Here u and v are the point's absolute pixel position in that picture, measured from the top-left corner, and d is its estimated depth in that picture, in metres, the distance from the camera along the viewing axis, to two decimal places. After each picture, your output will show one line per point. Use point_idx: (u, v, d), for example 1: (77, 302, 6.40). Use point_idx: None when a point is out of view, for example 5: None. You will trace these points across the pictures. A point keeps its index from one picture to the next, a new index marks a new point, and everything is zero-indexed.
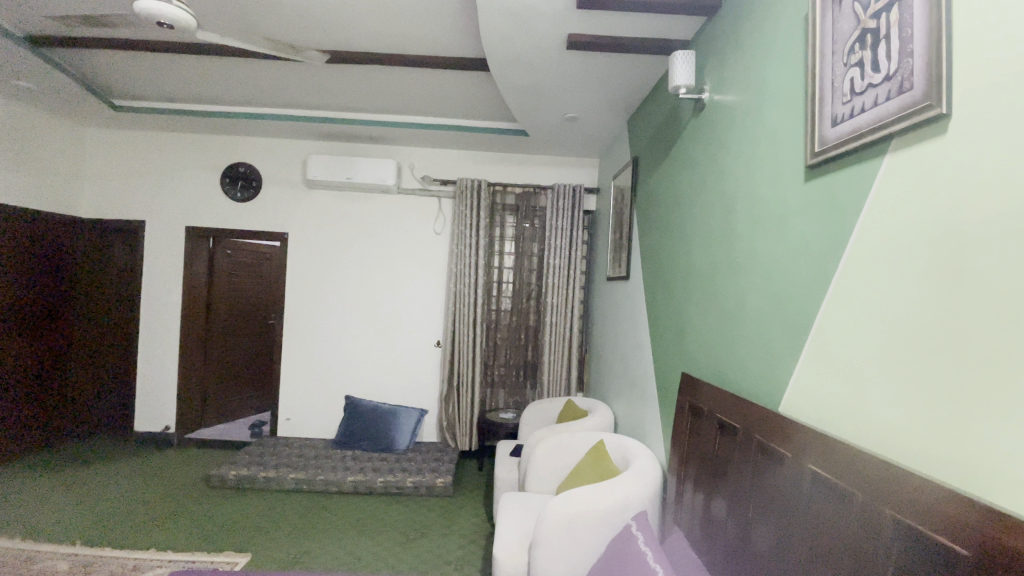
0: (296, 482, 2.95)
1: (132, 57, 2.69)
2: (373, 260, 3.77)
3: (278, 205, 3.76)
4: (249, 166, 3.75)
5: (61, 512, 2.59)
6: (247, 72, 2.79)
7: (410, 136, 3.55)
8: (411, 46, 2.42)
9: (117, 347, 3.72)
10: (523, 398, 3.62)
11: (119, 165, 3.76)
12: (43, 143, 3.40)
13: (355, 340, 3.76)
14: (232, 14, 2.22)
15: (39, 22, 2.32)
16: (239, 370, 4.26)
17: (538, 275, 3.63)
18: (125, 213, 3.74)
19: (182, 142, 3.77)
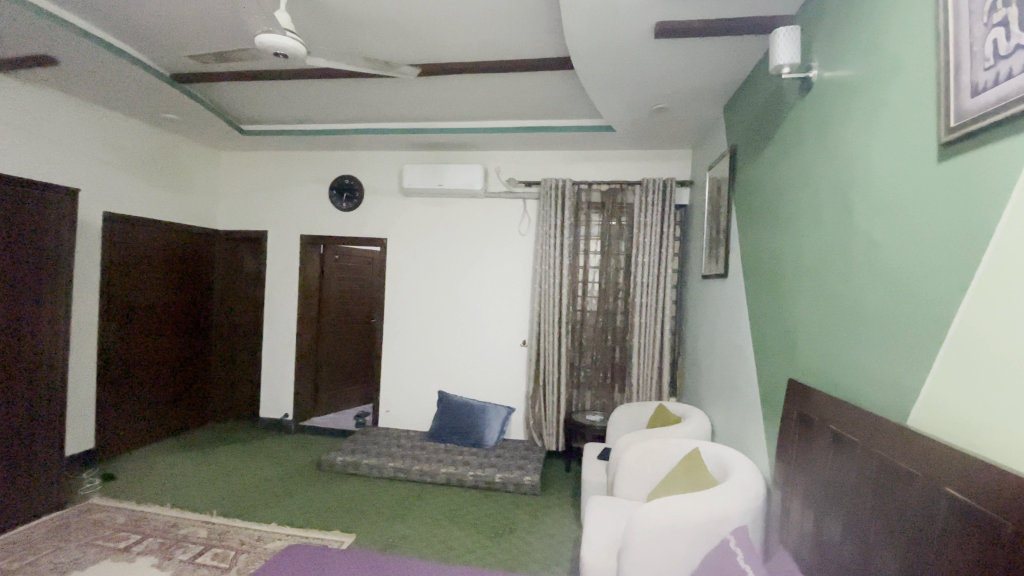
0: (394, 471, 3.17)
1: (253, 86, 3.06)
2: (462, 262, 3.92)
3: (377, 213, 4.05)
4: (352, 178, 4.10)
5: (202, 486, 3.03)
6: (347, 91, 3.04)
7: (496, 141, 3.64)
8: (495, 52, 2.49)
9: (246, 343, 4.29)
10: (611, 401, 3.54)
11: (246, 182, 4.31)
12: (185, 166, 4.02)
13: (445, 339, 3.94)
14: (335, 38, 2.44)
15: (180, 60, 2.74)
16: (346, 365, 4.67)
17: (626, 274, 3.53)
18: (252, 224, 4.28)
19: (297, 159, 4.21)
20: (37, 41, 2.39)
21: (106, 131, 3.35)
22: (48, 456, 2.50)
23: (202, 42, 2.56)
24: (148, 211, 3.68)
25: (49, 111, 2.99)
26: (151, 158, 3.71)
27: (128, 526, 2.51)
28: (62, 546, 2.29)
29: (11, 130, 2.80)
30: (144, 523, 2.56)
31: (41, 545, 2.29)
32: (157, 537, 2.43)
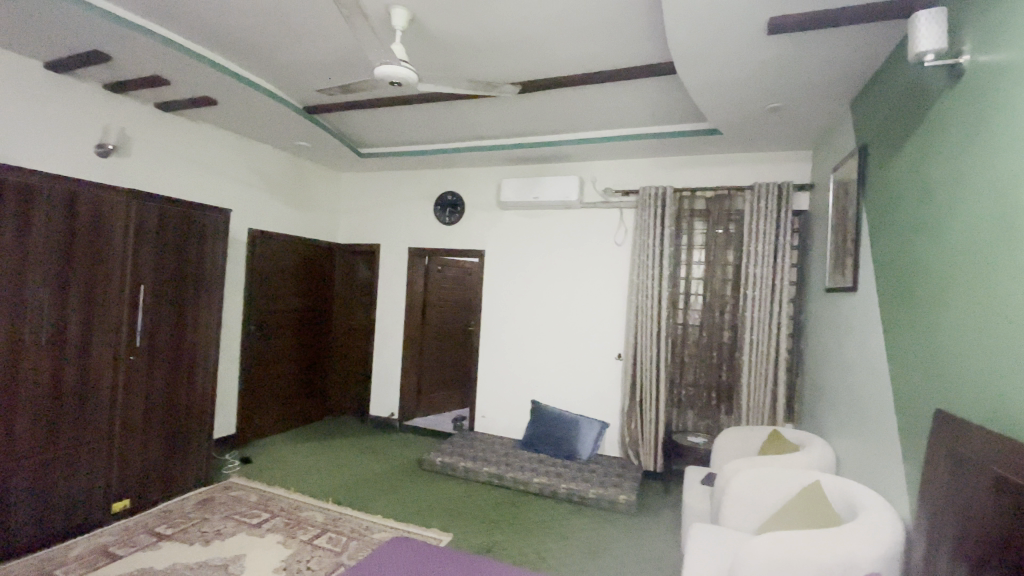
0: (488, 476, 3.26)
1: (370, 113, 3.39)
2: (557, 272, 3.94)
3: (477, 225, 4.24)
4: (455, 193, 4.34)
5: (318, 474, 3.37)
6: (451, 112, 3.24)
7: (593, 151, 3.63)
8: (594, 63, 2.50)
9: (360, 347, 4.72)
10: (715, 422, 3.31)
11: (363, 200, 4.76)
12: (313, 187, 4.55)
13: (539, 348, 3.98)
14: (442, 64, 2.63)
15: (311, 93, 3.14)
16: (446, 370, 4.90)
17: (734, 287, 3.29)
18: (367, 238, 4.72)
19: (406, 177, 4.56)
20: (206, 88, 2.89)
21: (252, 160, 3.93)
22: (199, 441, 2.95)
23: (328, 76, 2.91)
24: (283, 228, 4.23)
25: (209, 145, 3.60)
26: (287, 182, 4.27)
27: (261, 504, 2.87)
28: (208, 517, 2.68)
29: (180, 163, 3.41)
30: (272, 503, 2.90)
31: (193, 515, 2.70)
32: (284, 517, 2.74)
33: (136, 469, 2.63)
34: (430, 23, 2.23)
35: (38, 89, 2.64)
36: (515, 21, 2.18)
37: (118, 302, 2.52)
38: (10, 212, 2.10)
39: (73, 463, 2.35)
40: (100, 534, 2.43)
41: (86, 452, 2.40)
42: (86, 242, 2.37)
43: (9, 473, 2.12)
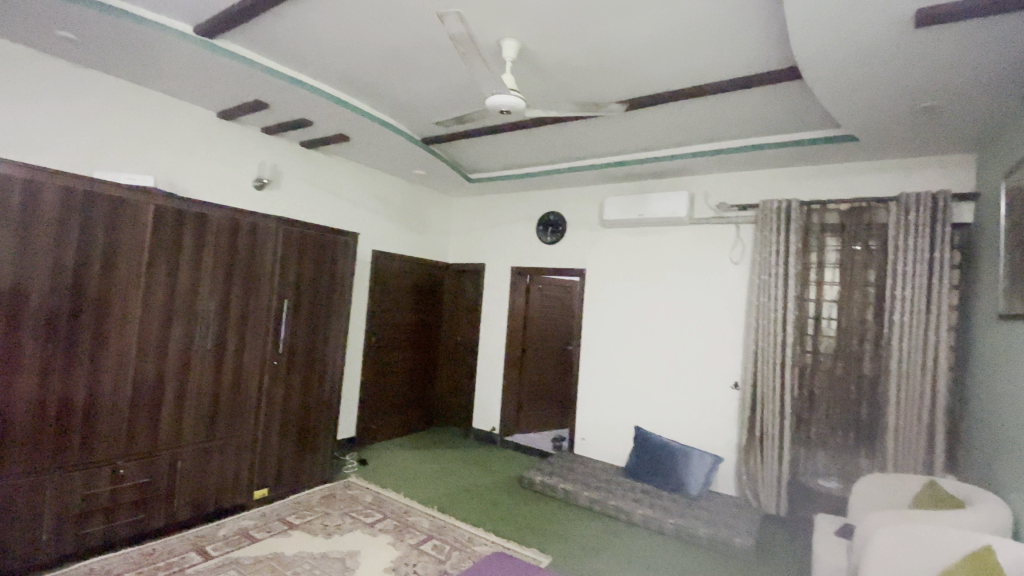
0: (589, 500, 3.19)
1: (481, 140, 3.60)
2: (664, 292, 3.79)
3: (580, 245, 4.25)
4: (558, 213, 4.40)
5: (426, 482, 3.55)
6: (557, 134, 3.32)
7: (705, 165, 3.46)
8: (707, 75, 2.41)
9: (465, 361, 4.93)
10: (853, 465, 2.89)
11: (471, 221, 5.03)
12: (427, 211, 4.92)
13: (644, 371, 3.84)
14: (550, 89, 2.72)
15: (429, 125, 3.42)
16: (546, 389, 4.91)
17: (877, 311, 2.89)
18: (474, 258, 4.96)
19: (512, 199, 4.74)
20: (343, 126, 3.30)
21: (376, 189, 4.38)
22: (325, 441, 3.28)
23: (444, 109, 3.16)
24: (401, 249, 4.61)
25: (343, 177, 4.08)
26: (405, 207, 4.66)
27: (374, 505, 3.09)
28: (329, 512, 2.95)
29: (318, 193, 3.90)
30: (384, 505, 3.11)
31: (317, 508, 2.99)
32: (394, 520, 2.92)
33: (274, 461, 2.99)
34: (541, 52, 2.33)
35: (216, 135, 3.23)
36: (624, 42, 2.19)
37: (267, 313, 2.92)
38: (190, 236, 2.55)
39: (225, 450, 2.74)
40: (242, 517, 2.78)
41: (235, 442, 2.80)
42: (244, 260, 2.79)
43: (177, 453, 2.54)
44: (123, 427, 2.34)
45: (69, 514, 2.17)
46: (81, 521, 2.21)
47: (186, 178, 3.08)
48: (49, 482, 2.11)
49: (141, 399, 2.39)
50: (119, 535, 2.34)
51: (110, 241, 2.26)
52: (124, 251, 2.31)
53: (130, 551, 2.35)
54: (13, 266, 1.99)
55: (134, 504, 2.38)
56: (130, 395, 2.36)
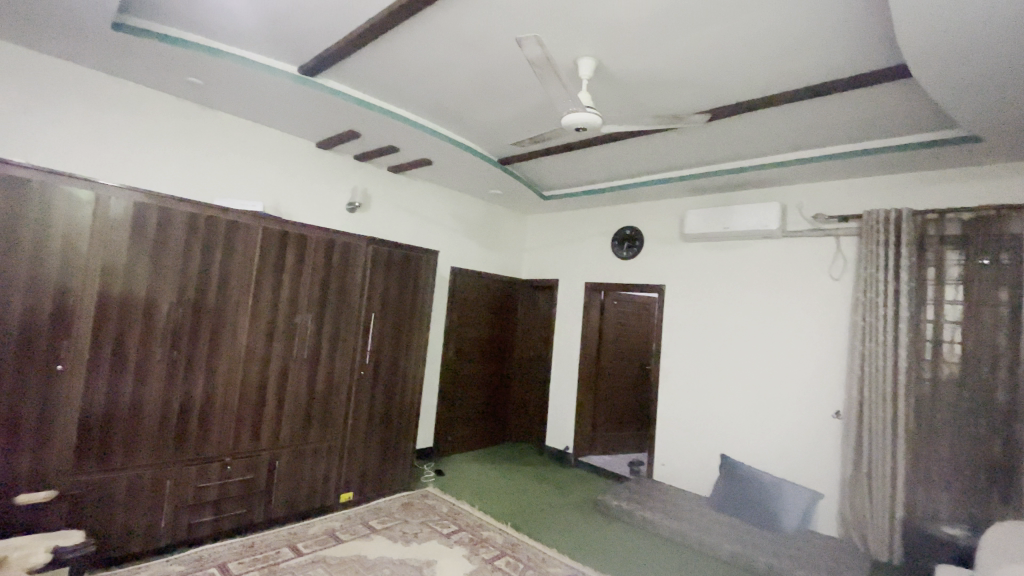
0: (670, 530, 3.04)
1: (557, 158, 3.66)
2: (752, 310, 3.57)
3: (658, 261, 4.14)
4: (634, 228, 4.33)
5: (500, 496, 3.57)
6: (634, 148, 3.30)
7: (797, 174, 3.25)
8: (798, 78, 2.29)
9: (539, 377, 4.94)
10: (986, 513, 2.50)
11: (546, 238, 5.08)
12: (503, 229, 5.05)
13: (729, 393, 3.62)
14: (627, 104, 2.72)
15: (506, 146, 3.54)
16: (622, 409, 4.75)
17: (1013, 334, 2.51)
18: (548, 274, 4.99)
19: (587, 215, 4.73)
20: (427, 151, 3.51)
21: (456, 208, 4.58)
22: (404, 450, 3.43)
23: (521, 130, 3.25)
24: (477, 266, 4.76)
25: (425, 198, 4.32)
26: (482, 225, 4.82)
27: (451, 517, 3.16)
28: (408, 520, 3.06)
29: (403, 214, 4.15)
30: (459, 517, 3.17)
31: (397, 516, 3.12)
32: (469, 533, 2.97)
33: (358, 467, 3.17)
34: (616, 68, 2.34)
35: (315, 164, 3.57)
36: (704, 51, 2.15)
37: (356, 326, 3.13)
38: (291, 255, 2.82)
39: (316, 453, 2.95)
40: (329, 519, 2.97)
41: (325, 446, 3.00)
42: (336, 277, 3.03)
43: (275, 454, 2.77)
44: (231, 427, 2.59)
45: (185, 503, 2.43)
46: (194, 510, 2.46)
47: (290, 203, 3.43)
48: (171, 473, 2.39)
49: (246, 402, 2.65)
50: (225, 526, 2.58)
51: (225, 260, 2.55)
52: (236, 269, 2.59)
53: (233, 542, 2.59)
54: (150, 282, 2.30)
55: (238, 498, 2.62)
56: (238, 398, 2.62)
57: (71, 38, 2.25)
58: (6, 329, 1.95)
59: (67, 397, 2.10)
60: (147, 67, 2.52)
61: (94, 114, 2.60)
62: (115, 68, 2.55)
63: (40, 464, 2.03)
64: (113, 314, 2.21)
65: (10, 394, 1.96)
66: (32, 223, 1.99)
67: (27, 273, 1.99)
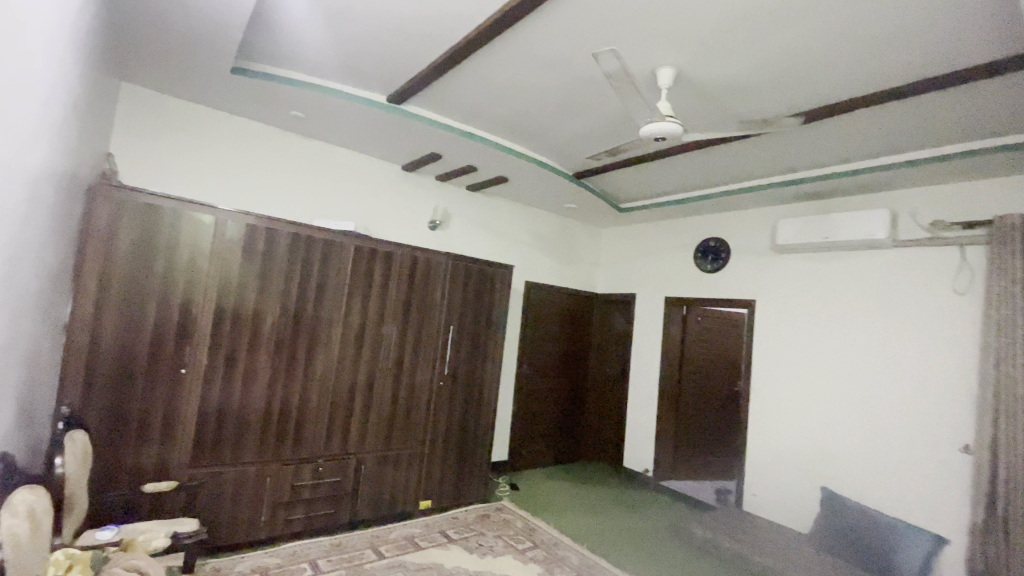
0: (762, 566, 2.81)
1: (633, 169, 3.60)
2: (856, 328, 3.24)
3: (745, 274, 3.90)
4: (719, 239, 4.12)
5: (575, 516, 3.50)
6: (716, 157, 3.16)
7: (907, 177, 2.93)
8: (906, 72, 2.08)
9: (614, 394, 4.81)
10: None
11: (622, 252, 4.99)
12: (578, 243, 5.03)
13: (830, 418, 3.29)
14: (709, 111, 2.62)
15: (581, 160, 3.55)
16: (704, 436, 4.24)
17: None
18: (626, 288, 4.88)
19: (666, 227, 4.58)
20: (504, 168, 3.61)
21: (531, 223, 4.64)
22: (480, 461, 3.48)
23: (597, 143, 3.25)
24: (552, 280, 4.78)
25: (502, 214, 4.43)
26: (557, 239, 4.84)
27: (525, 533, 3.14)
28: (483, 532, 3.09)
29: (480, 230, 4.28)
30: (534, 534, 3.15)
31: (473, 527, 3.16)
32: (543, 550, 2.93)
33: (436, 476, 3.25)
34: (698, 74, 2.27)
35: (401, 184, 3.80)
36: (794, 52, 2.03)
37: (435, 338, 3.26)
38: (378, 270, 3.00)
39: (397, 460, 3.08)
40: (408, 525, 3.09)
41: (406, 454, 3.11)
42: (418, 291, 3.18)
43: (362, 458, 2.93)
44: (323, 431, 2.79)
45: (281, 500, 2.63)
46: (289, 507, 2.66)
47: (378, 222, 3.67)
48: (270, 471, 2.60)
49: (337, 407, 2.84)
50: (316, 524, 2.76)
51: (320, 276, 2.78)
52: (330, 283, 2.81)
53: (322, 540, 2.77)
54: (256, 296, 2.56)
55: (328, 499, 2.79)
56: (329, 405, 2.81)
57: (200, 84, 2.60)
58: (142, 336, 2.25)
59: (190, 397, 2.38)
60: (260, 105, 2.84)
61: (220, 150, 2.99)
62: (235, 107, 2.91)
63: (165, 457, 2.31)
64: (228, 325, 2.48)
65: (148, 392, 2.26)
66: (164, 245, 2.30)
67: (159, 288, 2.29)
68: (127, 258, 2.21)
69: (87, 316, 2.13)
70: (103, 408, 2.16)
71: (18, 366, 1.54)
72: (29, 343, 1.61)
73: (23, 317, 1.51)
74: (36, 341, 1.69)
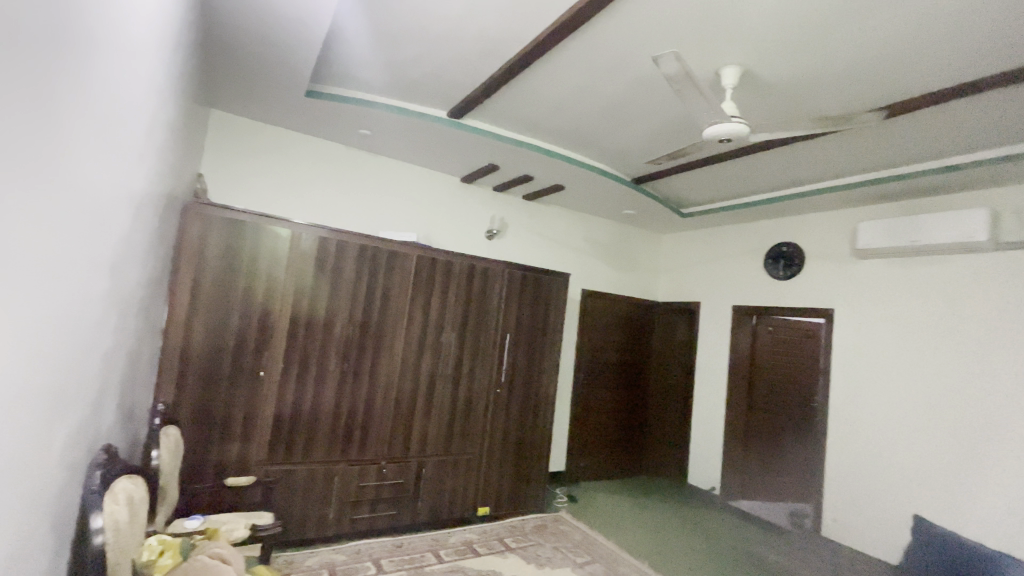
0: None
1: (696, 173, 3.48)
2: (953, 340, 2.93)
3: (821, 281, 3.65)
4: (792, 244, 3.89)
5: (636, 532, 3.39)
6: (786, 157, 2.99)
7: (1014, 172, 2.62)
8: (1009, 56, 1.87)
9: (678, 407, 4.63)
10: None
11: (686, 259, 4.82)
12: (639, 250, 4.93)
13: (922, 440, 2.98)
14: (778, 110, 2.49)
15: (641, 165, 3.48)
16: (773, 459, 3.78)
17: None
18: (689, 297, 4.71)
19: (732, 233, 4.38)
20: (562, 177, 3.61)
21: (589, 231, 4.61)
22: (538, 470, 3.47)
23: (657, 148, 3.18)
24: (611, 289, 4.71)
25: (560, 222, 4.43)
26: (616, 247, 4.77)
27: (584, 546, 3.08)
28: (541, 542, 3.07)
29: (537, 239, 4.30)
30: (593, 548, 3.08)
31: (531, 536, 3.15)
32: (603, 565, 2.86)
33: (495, 483, 3.28)
34: (766, 72, 2.17)
35: (461, 195, 3.91)
36: (872, 43, 1.89)
37: (493, 346, 3.30)
38: (439, 279, 3.09)
39: (457, 466, 3.13)
40: (468, 530, 3.13)
41: (465, 459, 3.16)
42: (476, 300, 3.23)
43: (423, 462, 3.01)
44: (388, 434, 2.90)
45: (348, 499, 2.75)
46: (355, 507, 2.77)
47: (440, 232, 3.80)
48: (338, 471, 2.73)
49: (400, 412, 2.94)
50: (380, 524, 2.86)
51: (384, 285, 2.90)
52: (394, 291, 2.93)
53: (386, 540, 2.87)
54: (328, 304, 2.72)
55: (391, 500, 2.89)
56: (391, 410, 2.91)
57: (280, 108, 2.83)
58: (226, 341, 2.45)
59: (269, 397, 2.56)
60: (331, 125, 3.04)
61: (297, 168, 3.23)
62: (310, 128, 3.13)
63: (244, 453, 2.49)
64: (302, 331, 2.66)
65: (234, 392, 2.47)
66: (247, 256, 2.50)
67: (244, 296, 2.50)
68: (217, 269, 2.43)
69: (180, 322, 2.35)
70: (193, 406, 2.38)
71: (122, 366, 1.72)
72: (130, 347, 1.80)
73: (129, 322, 1.70)
74: (136, 345, 1.89)
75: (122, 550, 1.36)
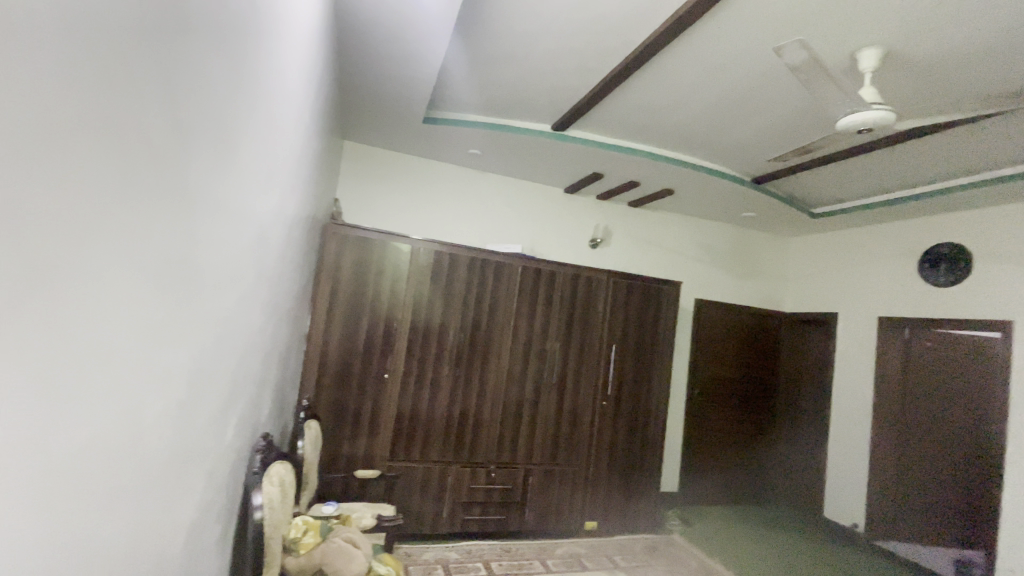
0: None
1: (825, 169, 3.14)
2: None
3: (995, 288, 3.04)
4: (956, 245, 3.31)
5: (759, 564, 3.10)
6: (940, 145, 2.58)
7: None
8: None
9: (811, 430, 4.17)
10: None
11: (818, 265, 4.34)
12: (761, 257, 4.56)
13: None
14: (927, 91, 2.17)
15: (760, 164, 3.23)
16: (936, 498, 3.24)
17: None
18: (822, 307, 4.23)
19: (876, 234, 3.86)
20: (670, 181, 3.50)
21: (703, 237, 4.37)
22: (647, 488, 3.35)
23: (778, 144, 2.93)
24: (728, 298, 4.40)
25: (670, 229, 4.27)
26: (733, 253, 4.46)
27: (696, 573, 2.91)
28: (649, 564, 2.96)
29: (645, 247, 4.19)
30: None
31: (639, 557, 3.05)
32: None
33: (601, 497, 3.24)
34: (906, 51, 1.91)
35: (567, 207, 3.97)
36: None
37: (599, 357, 3.28)
38: (544, 289, 3.18)
39: (562, 477, 3.15)
40: (574, 543, 3.13)
41: (570, 471, 3.17)
42: (580, 310, 3.25)
43: (530, 469, 3.09)
44: (497, 440, 3.03)
45: (461, 500, 2.92)
46: (467, 507, 2.93)
47: (546, 244, 3.89)
48: (451, 472, 2.92)
49: (508, 419, 3.06)
50: (490, 527, 2.99)
51: (493, 296, 3.06)
52: (501, 302, 3.07)
53: (495, 543, 2.99)
54: (443, 313, 2.94)
55: (500, 504, 3.01)
56: (500, 417, 3.04)
57: (402, 136, 3.15)
58: (358, 346, 2.78)
59: (391, 398, 2.83)
60: (446, 147, 3.30)
61: (417, 189, 3.55)
62: (427, 152, 3.43)
63: (372, 448, 2.78)
64: (420, 338, 2.90)
65: (365, 390, 2.78)
66: (375, 270, 2.82)
67: (371, 305, 2.81)
68: (351, 281, 2.77)
69: (322, 327, 2.72)
70: (329, 402, 2.72)
71: (277, 364, 2.05)
72: (283, 348, 2.14)
73: (281, 326, 2.02)
74: (287, 346, 2.23)
75: (274, 525, 1.62)
